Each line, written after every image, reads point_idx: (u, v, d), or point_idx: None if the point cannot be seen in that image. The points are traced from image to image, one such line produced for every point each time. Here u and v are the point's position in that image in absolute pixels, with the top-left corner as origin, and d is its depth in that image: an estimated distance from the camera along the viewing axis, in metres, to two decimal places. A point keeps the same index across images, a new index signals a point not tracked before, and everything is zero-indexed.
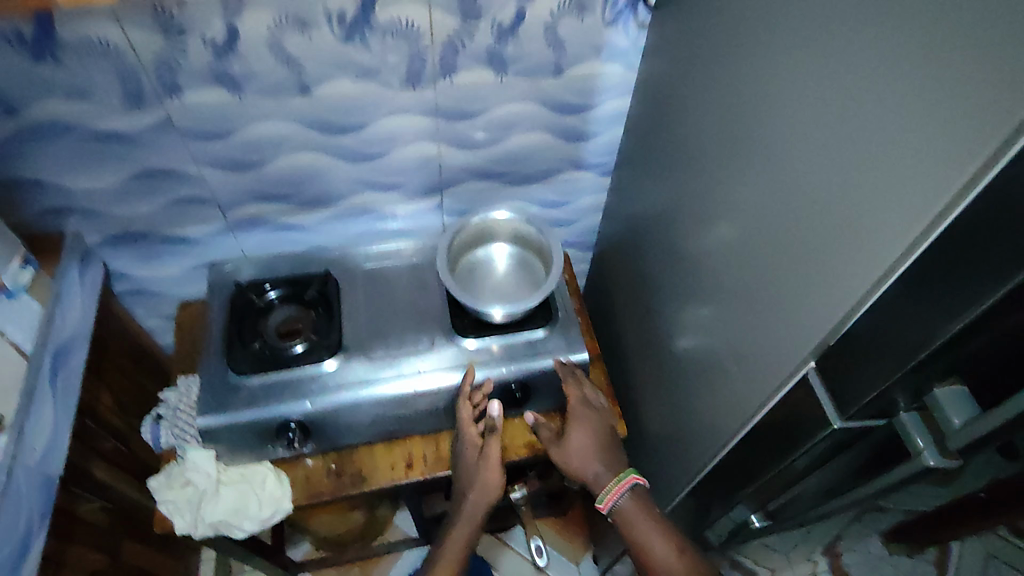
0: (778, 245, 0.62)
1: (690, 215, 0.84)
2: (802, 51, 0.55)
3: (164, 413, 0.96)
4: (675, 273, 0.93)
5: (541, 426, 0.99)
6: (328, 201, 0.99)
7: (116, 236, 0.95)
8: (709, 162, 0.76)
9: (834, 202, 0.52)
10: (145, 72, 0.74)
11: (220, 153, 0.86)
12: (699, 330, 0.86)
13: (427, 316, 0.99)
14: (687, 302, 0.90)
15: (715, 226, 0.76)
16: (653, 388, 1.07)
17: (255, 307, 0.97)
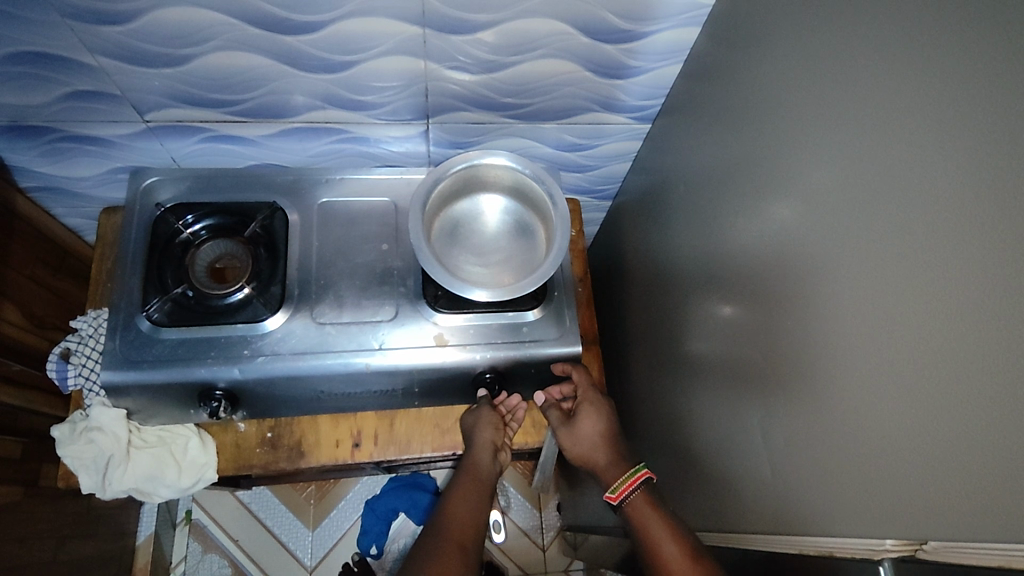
0: (874, 351, 0.45)
1: (740, 215, 0.65)
2: (1014, 119, 0.35)
3: (73, 349, 0.81)
4: (699, 268, 0.75)
5: (549, 406, 0.84)
6: (279, 115, 0.76)
7: (8, 128, 0.74)
8: (793, 172, 0.55)
9: (964, 289, 0.38)
10: None
11: (124, 42, 0.63)
12: (717, 354, 0.70)
13: (393, 274, 0.82)
14: (708, 303, 0.73)
15: (763, 218, 0.60)
16: (650, 384, 0.91)
17: (179, 239, 0.78)
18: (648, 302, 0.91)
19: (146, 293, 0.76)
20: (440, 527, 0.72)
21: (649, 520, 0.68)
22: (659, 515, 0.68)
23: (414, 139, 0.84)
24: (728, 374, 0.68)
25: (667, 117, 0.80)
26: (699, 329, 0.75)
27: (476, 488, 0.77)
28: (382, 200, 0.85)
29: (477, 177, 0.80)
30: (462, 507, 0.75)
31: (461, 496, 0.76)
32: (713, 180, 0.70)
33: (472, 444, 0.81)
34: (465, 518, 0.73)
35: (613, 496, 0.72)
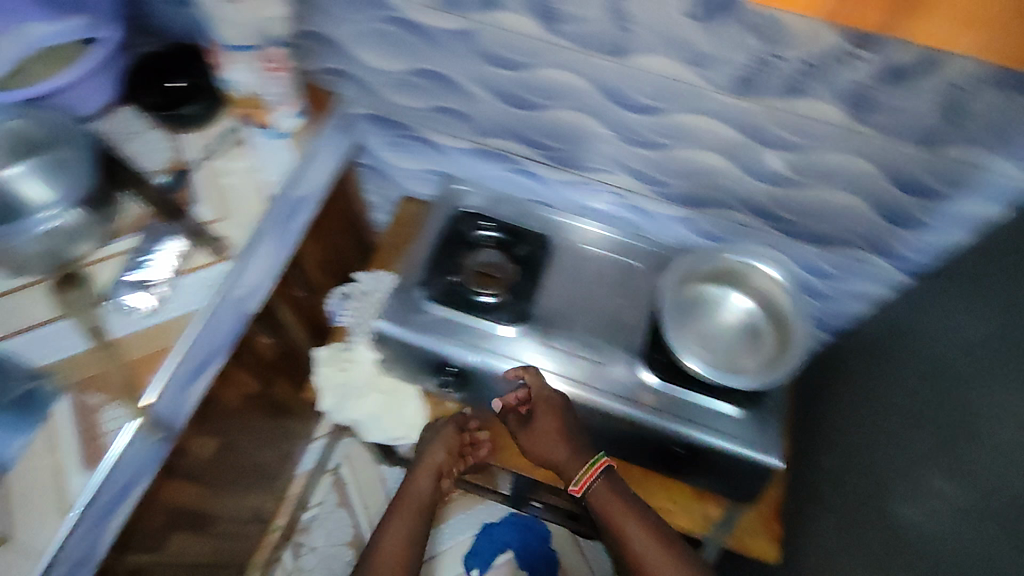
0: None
1: (966, 383, 0.61)
2: None
3: (351, 293, 1.00)
4: (898, 441, 0.72)
5: (505, 412, 0.86)
6: (581, 166, 0.89)
7: (379, 117, 0.96)
8: (1011, 382, 0.54)
9: None
10: None
11: (503, 81, 0.79)
12: (891, 557, 0.67)
13: (622, 328, 0.88)
14: (891, 500, 0.70)
15: (990, 379, 0.58)
16: (815, 528, 0.86)
17: (466, 238, 0.94)
18: (823, 460, 0.88)
19: (428, 272, 0.91)
20: (371, 552, 0.81)
21: (612, 516, 0.80)
22: (618, 507, 0.80)
23: (677, 221, 0.92)
24: (924, 539, 0.63)
25: (931, 279, 0.80)
26: (876, 520, 0.72)
27: (411, 515, 0.83)
28: (632, 262, 0.93)
29: (736, 273, 0.88)
30: (399, 534, 0.82)
31: (416, 534, 0.82)
32: (925, 386, 0.69)
33: (419, 459, 0.87)
34: (395, 546, 0.80)
35: (577, 489, 0.81)
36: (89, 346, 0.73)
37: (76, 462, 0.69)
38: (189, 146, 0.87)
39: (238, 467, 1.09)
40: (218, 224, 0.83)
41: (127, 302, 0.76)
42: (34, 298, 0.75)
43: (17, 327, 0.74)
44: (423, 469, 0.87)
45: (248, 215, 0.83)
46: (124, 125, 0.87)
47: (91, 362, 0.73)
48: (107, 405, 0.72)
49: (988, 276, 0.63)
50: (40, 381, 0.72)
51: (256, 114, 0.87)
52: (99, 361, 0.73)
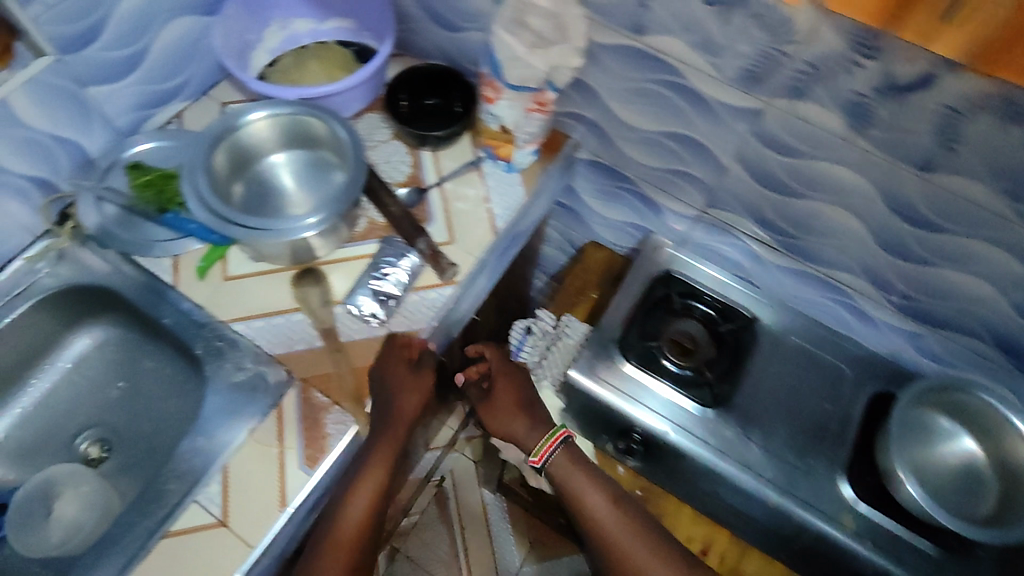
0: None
1: None
2: None
3: (533, 329, 0.97)
4: None
5: (466, 385, 0.86)
6: (811, 257, 0.85)
7: (602, 166, 0.95)
8: None
9: None
10: (787, 65, 0.64)
11: (768, 165, 0.76)
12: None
13: (825, 437, 0.84)
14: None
15: None
16: None
17: (675, 305, 0.91)
18: None
19: (627, 332, 0.90)
20: (333, 516, 0.70)
21: (574, 487, 0.82)
22: (581, 474, 0.83)
23: (900, 334, 0.87)
24: None
25: None
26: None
27: (379, 473, 0.71)
28: (840, 365, 0.89)
29: (974, 410, 0.79)
30: (366, 504, 0.71)
31: (365, 491, 0.71)
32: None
33: (378, 393, 0.73)
34: (358, 519, 0.70)
35: (536, 461, 0.83)
36: (321, 345, 0.75)
37: (297, 461, 0.69)
38: (426, 165, 0.89)
39: None
40: (446, 247, 0.83)
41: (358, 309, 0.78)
42: (275, 287, 0.79)
43: (258, 312, 0.77)
44: (402, 422, 0.74)
45: (477, 245, 0.84)
46: (371, 130, 0.91)
47: (320, 361, 0.75)
48: (331, 405, 0.72)
49: None
50: (270, 370, 0.74)
51: (498, 147, 0.86)
52: (328, 362, 0.75)
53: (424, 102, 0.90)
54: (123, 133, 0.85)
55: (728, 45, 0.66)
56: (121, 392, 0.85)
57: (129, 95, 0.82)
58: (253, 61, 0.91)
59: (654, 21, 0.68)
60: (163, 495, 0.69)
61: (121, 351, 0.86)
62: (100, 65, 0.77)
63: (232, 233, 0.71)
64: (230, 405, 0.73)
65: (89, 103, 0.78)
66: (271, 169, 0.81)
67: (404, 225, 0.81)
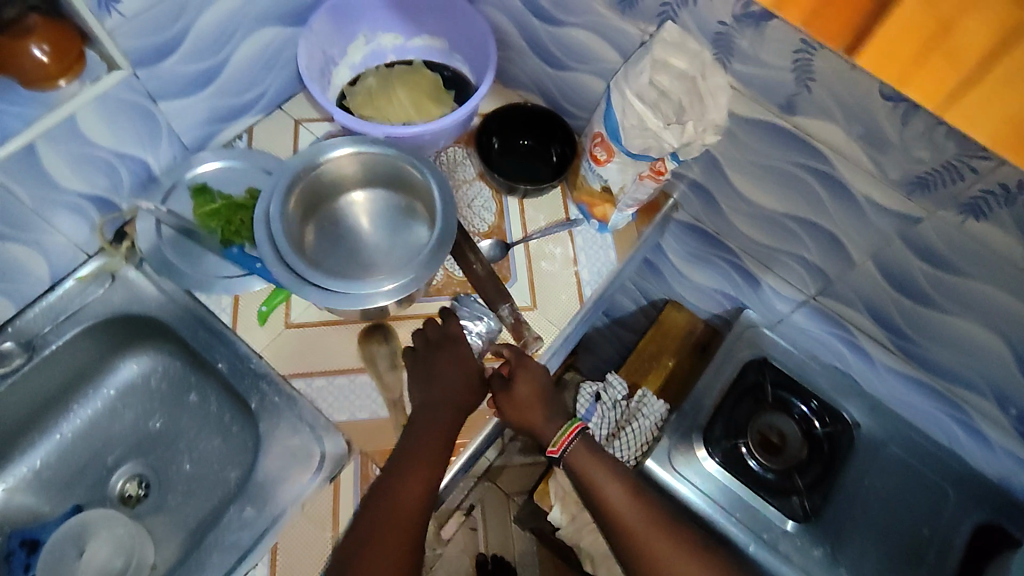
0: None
1: None
2: None
3: (603, 396, 0.92)
4: None
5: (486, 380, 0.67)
6: (930, 365, 0.77)
7: (701, 230, 0.87)
8: None
9: None
10: (966, 176, 0.55)
11: (907, 269, 0.67)
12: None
13: (921, 564, 0.75)
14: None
15: None
16: None
17: (768, 398, 0.83)
18: None
19: (711, 420, 0.82)
20: (382, 496, 0.60)
21: (591, 478, 0.64)
22: (602, 467, 0.64)
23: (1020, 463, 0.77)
24: None
25: None
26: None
27: (436, 448, 0.62)
28: (944, 486, 0.80)
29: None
30: (426, 481, 0.60)
31: (424, 464, 0.61)
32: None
33: (436, 371, 0.65)
34: (415, 498, 0.59)
35: (554, 451, 0.64)
36: (387, 417, 0.67)
37: None
38: (512, 217, 0.82)
39: None
40: (526, 313, 0.76)
41: None
42: (341, 341, 0.71)
43: (320, 368, 0.70)
44: (451, 402, 0.64)
45: (561, 314, 0.76)
46: (455, 164, 0.84)
47: (384, 436, 0.67)
48: None
49: None
50: (329, 436, 0.68)
51: (594, 205, 0.79)
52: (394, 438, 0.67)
53: (519, 144, 0.83)
54: (191, 149, 0.78)
55: (899, 142, 0.57)
56: (163, 427, 0.79)
57: (201, 110, 0.75)
58: (334, 77, 0.83)
59: (809, 102, 0.60)
60: (206, 569, 0.63)
61: (166, 384, 0.80)
62: (176, 79, 0.69)
63: (305, 293, 0.65)
64: (284, 470, 0.67)
65: (160, 119, 0.71)
66: (348, 208, 0.74)
67: (483, 289, 0.72)
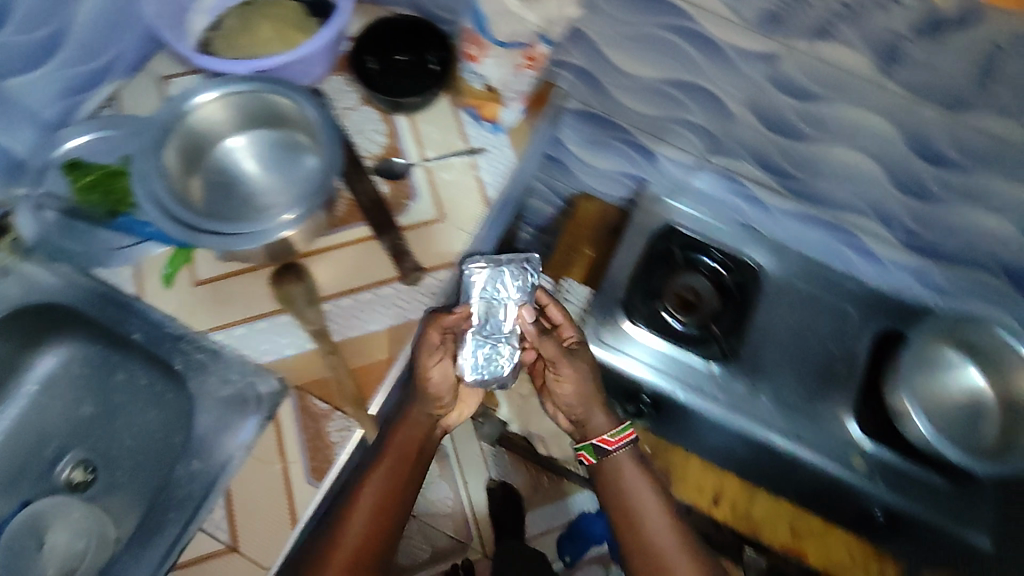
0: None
1: None
2: None
3: None
4: None
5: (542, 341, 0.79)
6: (817, 199, 0.82)
7: (593, 112, 0.88)
8: None
9: None
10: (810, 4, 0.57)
11: (779, 108, 0.71)
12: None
13: (833, 378, 0.84)
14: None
15: None
16: None
17: (678, 261, 0.88)
18: None
19: (630, 293, 0.86)
20: (352, 491, 0.70)
21: (626, 482, 0.76)
22: (639, 481, 0.76)
23: (909, 270, 0.85)
24: None
25: None
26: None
27: (403, 472, 0.73)
28: (845, 306, 0.87)
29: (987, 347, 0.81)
30: (370, 517, 0.70)
31: (378, 497, 0.71)
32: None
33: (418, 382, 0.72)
34: (355, 535, 0.69)
35: (608, 445, 0.76)
36: (313, 348, 0.70)
37: (303, 475, 0.65)
38: (404, 134, 0.80)
39: None
40: (435, 226, 0.77)
41: (350, 306, 0.72)
42: (256, 288, 0.72)
43: (241, 318, 0.71)
44: (423, 421, 0.75)
45: (467, 218, 0.77)
46: (338, 94, 0.81)
47: (315, 366, 0.69)
48: (333, 413, 0.68)
49: None
50: (261, 380, 0.69)
51: (482, 106, 0.81)
52: (323, 367, 0.69)
53: (393, 58, 0.81)
54: (53, 126, 0.76)
55: None
56: (95, 410, 0.78)
57: (53, 82, 0.73)
58: (192, 25, 0.78)
59: None
60: (167, 527, 0.65)
61: (88, 365, 0.78)
62: (12, 53, 0.68)
63: (202, 243, 0.64)
64: (224, 423, 0.69)
65: (9, 94, 0.70)
66: (233, 156, 0.73)
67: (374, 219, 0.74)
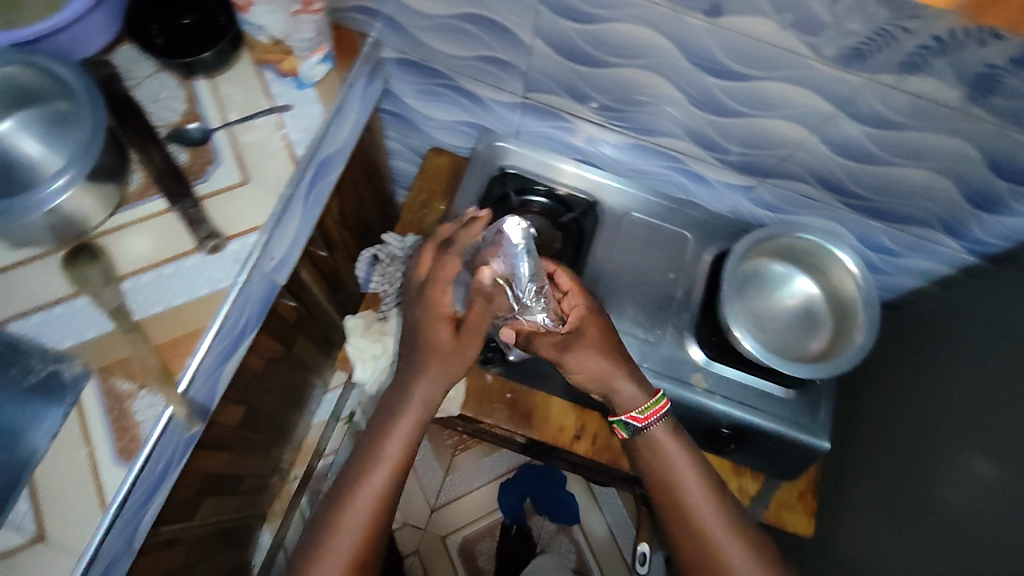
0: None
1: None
2: None
3: (380, 257, 0.93)
4: (946, 426, 0.78)
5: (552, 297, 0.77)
6: (637, 127, 0.82)
7: (411, 60, 0.86)
8: None
9: None
10: None
11: (569, 35, 0.70)
12: (928, 531, 0.76)
13: (672, 303, 0.86)
14: (954, 456, 0.75)
15: None
16: (849, 491, 0.92)
17: (514, 204, 0.88)
18: (881, 422, 0.90)
19: None
20: (357, 467, 0.72)
21: (669, 461, 0.73)
22: (689, 464, 0.73)
23: (735, 188, 0.87)
24: (971, 530, 0.70)
25: (1010, 263, 0.77)
26: (929, 497, 0.78)
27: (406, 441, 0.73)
28: (682, 231, 0.89)
29: (805, 251, 0.82)
30: (370, 492, 0.71)
31: (376, 466, 0.72)
32: (997, 390, 0.72)
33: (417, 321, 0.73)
34: (359, 515, 0.70)
35: (641, 419, 0.73)
36: (112, 328, 0.68)
37: (110, 456, 0.65)
38: (204, 98, 0.77)
39: (264, 428, 1.07)
40: (240, 189, 0.74)
41: (151, 282, 0.70)
42: (49, 274, 0.70)
43: (34, 306, 0.69)
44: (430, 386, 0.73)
45: (273, 180, 0.75)
46: (131, 63, 0.77)
47: (116, 345, 0.68)
48: (137, 392, 0.67)
49: None
50: (63, 365, 0.67)
51: (280, 61, 0.78)
52: (125, 346, 0.68)
53: (180, 23, 0.78)
54: None
55: None
56: None
57: None
58: None
59: None
60: None
61: None
62: None
63: None
64: (26, 413, 0.66)
65: None
66: (6, 141, 0.69)
67: (164, 185, 0.72)
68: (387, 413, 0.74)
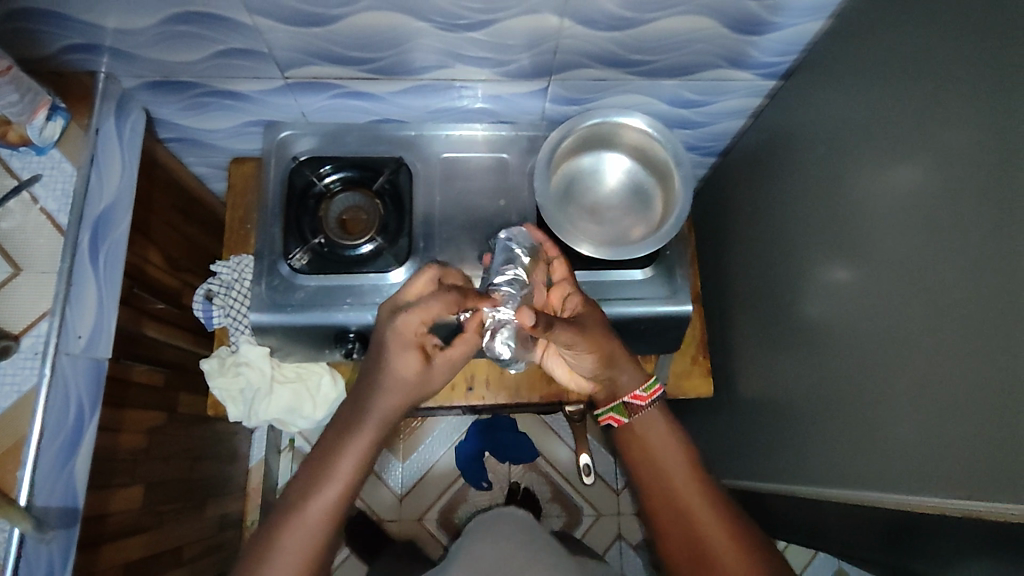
0: (949, 384, 0.54)
1: (846, 179, 0.69)
2: None
3: (213, 291, 0.88)
4: (794, 247, 0.80)
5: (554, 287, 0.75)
6: (407, 72, 0.78)
7: (157, 82, 0.79)
8: (878, 168, 0.64)
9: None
10: None
11: (281, 4, 0.65)
12: (820, 340, 0.75)
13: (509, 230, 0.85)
14: (818, 261, 0.75)
15: (866, 177, 0.66)
16: (748, 345, 0.93)
17: (321, 188, 0.83)
18: (753, 263, 0.91)
19: (285, 244, 0.81)
20: (297, 499, 0.66)
21: (655, 446, 0.74)
22: (678, 449, 0.74)
23: (532, 96, 0.84)
24: (832, 337, 0.72)
25: (800, 75, 0.78)
26: (799, 325, 0.80)
27: (363, 467, 0.67)
28: (502, 156, 0.88)
29: (606, 132, 0.80)
30: (313, 524, 0.65)
31: (335, 485, 0.66)
32: (826, 200, 0.73)
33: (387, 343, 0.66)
34: (298, 543, 0.64)
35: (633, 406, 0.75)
36: None
37: None
38: None
39: (183, 491, 1.07)
40: (15, 280, 0.70)
41: None
42: None
43: None
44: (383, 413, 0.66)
45: (44, 259, 0.71)
46: None
47: None
48: None
49: (849, 83, 0.68)
50: None
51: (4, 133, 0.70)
52: None
53: None
54: None
55: None
56: None
57: None
58: None
59: None
60: None
61: None
62: None
63: None
64: None
65: None
66: None
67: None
68: (336, 434, 0.68)
